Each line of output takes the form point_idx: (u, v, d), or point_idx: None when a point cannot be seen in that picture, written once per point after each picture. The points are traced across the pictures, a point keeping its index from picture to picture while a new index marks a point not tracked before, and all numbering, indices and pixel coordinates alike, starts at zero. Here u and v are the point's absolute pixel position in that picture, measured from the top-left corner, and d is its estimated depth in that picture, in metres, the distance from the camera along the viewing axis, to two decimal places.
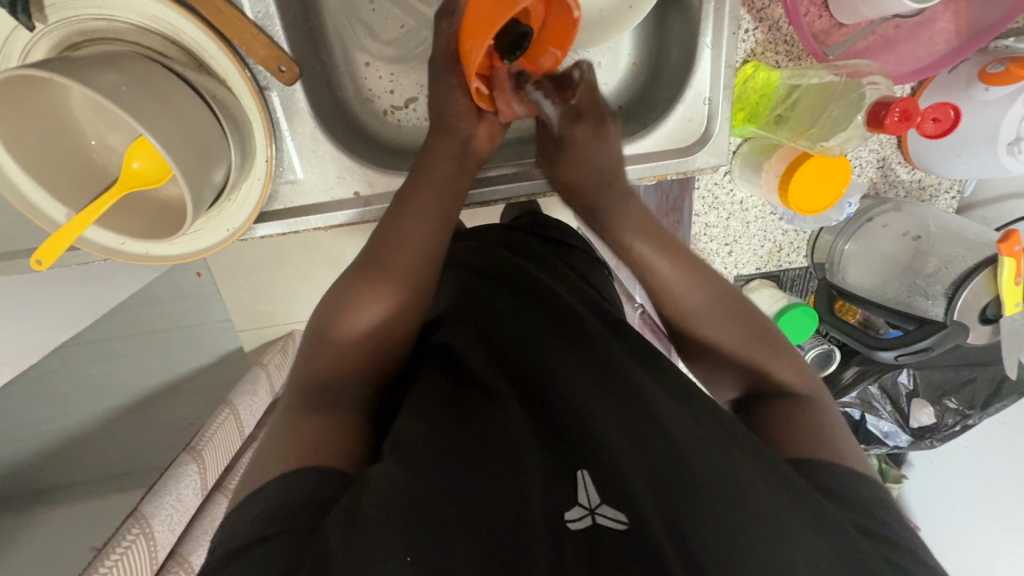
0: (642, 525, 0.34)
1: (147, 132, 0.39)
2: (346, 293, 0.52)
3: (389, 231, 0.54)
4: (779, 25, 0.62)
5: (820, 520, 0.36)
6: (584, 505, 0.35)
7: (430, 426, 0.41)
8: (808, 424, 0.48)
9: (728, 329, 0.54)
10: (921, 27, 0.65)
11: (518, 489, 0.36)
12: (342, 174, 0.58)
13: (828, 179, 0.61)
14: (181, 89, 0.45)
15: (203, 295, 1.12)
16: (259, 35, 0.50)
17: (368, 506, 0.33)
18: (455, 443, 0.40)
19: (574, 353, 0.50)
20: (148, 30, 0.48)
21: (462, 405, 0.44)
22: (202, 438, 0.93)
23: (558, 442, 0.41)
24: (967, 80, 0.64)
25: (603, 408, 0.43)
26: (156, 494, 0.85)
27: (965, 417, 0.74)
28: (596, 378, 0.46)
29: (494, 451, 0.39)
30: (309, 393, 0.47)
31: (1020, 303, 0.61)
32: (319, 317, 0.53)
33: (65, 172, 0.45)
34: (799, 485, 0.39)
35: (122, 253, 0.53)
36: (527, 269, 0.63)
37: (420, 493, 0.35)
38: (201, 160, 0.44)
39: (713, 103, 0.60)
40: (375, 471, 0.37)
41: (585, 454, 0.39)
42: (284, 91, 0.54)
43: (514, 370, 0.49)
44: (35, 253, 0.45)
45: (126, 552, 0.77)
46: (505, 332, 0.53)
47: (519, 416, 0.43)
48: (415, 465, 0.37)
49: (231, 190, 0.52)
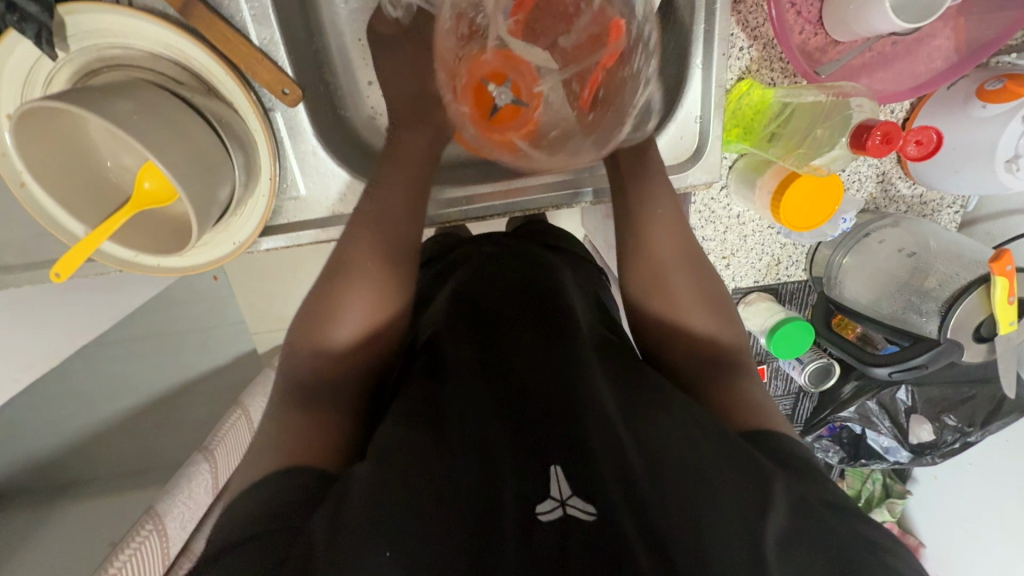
0: (609, 521, 0.36)
1: (156, 158, 0.42)
2: (331, 301, 0.54)
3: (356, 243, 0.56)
4: (773, 43, 0.63)
5: (793, 502, 0.36)
6: (555, 497, 0.38)
7: (403, 425, 0.43)
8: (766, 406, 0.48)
9: (694, 313, 0.56)
10: (919, 43, 0.65)
11: (490, 487, 0.38)
12: (344, 191, 0.61)
13: (818, 198, 0.61)
14: (189, 113, 0.47)
15: (220, 298, 1.19)
16: (263, 61, 0.52)
17: (344, 510, 0.35)
18: (426, 442, 0.41)
19: (544, 348, 0.51)
20: (160, 58, 0.51)
21: (432, 402, 0.46)
22: (215, 439, 0.98)
23: (520, 436, 0.43)
24: (964, 97, 0.64)
25: (560, 397, 0.45)
26: (170, 492, 0.88)
27: (965, 434, 0.73)
28: (557, 366, 0.48)
29: (467, 449, 0.41)
30: (297, 393, 0.49)
31: (1014, 322, 0.61)
32: (304, 316, 0.55)
33: (83, 191, 0.49)
34: (765, 460, 0.39)
35: (135, 265, 0.57)
36: (504, 266, 0.65)
37: (395, 489, 0.37)
38: (206, 180, 0.47)
39: (705, 120, 0.61)
40: (357, 470, 0.39)
41: (555, 450, 0.41)
42: (288, 112, 0.57)
43: (481, 363, 0.51)
44: (54, 267, 0.48)
45: (142, 545, 0.80)
46: (473, 327, 0.56)
47: (486, 409, 0.45)
48: (389, 462, 0.39)
49: (235, 206, 0.55)
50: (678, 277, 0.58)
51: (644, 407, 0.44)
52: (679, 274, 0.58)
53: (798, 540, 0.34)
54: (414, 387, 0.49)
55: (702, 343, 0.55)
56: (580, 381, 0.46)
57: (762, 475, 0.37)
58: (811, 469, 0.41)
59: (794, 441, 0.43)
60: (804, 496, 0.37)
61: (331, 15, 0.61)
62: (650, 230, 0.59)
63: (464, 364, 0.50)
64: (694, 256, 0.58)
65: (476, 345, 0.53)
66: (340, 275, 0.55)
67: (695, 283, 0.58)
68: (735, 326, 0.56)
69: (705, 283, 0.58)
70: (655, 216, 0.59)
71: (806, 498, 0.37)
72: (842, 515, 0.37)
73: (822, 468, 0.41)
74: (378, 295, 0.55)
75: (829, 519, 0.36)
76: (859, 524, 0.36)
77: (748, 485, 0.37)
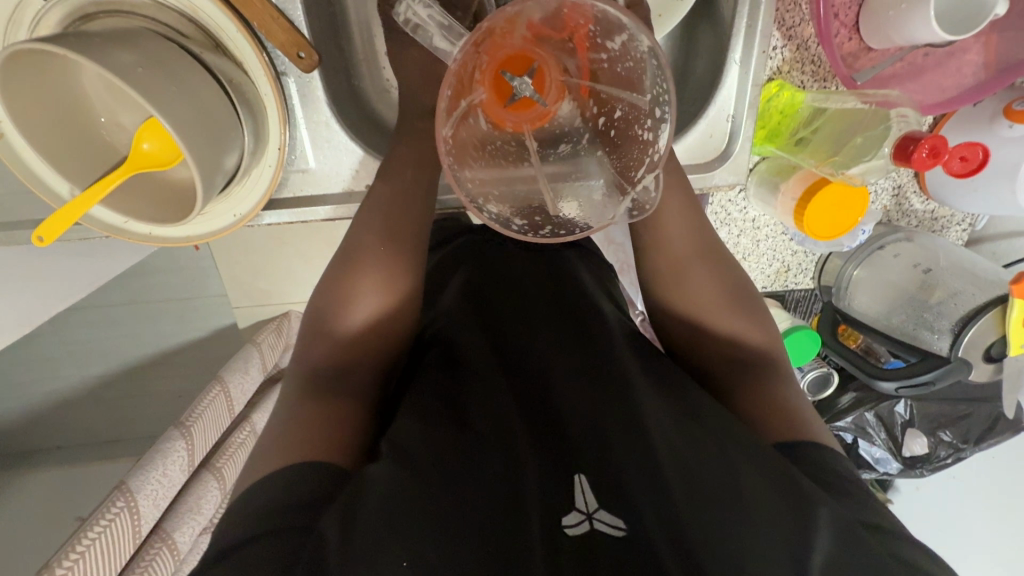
0: (639, 534, 0.35)
1: (159, 114, 0.38)
2: (340, 286, 0.52)
3: (362, 228, 0.54)
4: (808, 44, 0.61)
5: (834, 523, 0.35)
6: (582, 510, 0.36)
7: (421, 424, 0.41)
8: (795, 409, 0.47)
9: (714, 311, 0.54)
10: (950, 57, 0.64)
11: (513, 492, 0.36)
12: (356, 167, 0.57)
13: (845, 206, 0.60)
14: (197, 69, 0.43)
15: (199, 268, 1.14)
16: (280, 20, 0.48)
17: (359, 510, 0.33)
18: (447, 442, 0.40)
19: (570, 351, 0.49)
20: (164, 6, 0.46)
21: (454, 402, 0.44)
22: (191, 414, 0.94)
23: (544, 440, 0.41)
24: (990, 115, 0.64)
25: (585, 402, 0.44)
26: (143, 467, 0.85)
27: (958, 451, 0.74)
28: (580, 370, 0.47)
29: (487, 451, 0.39)
30: (310, 383, 0.47)
31: None
32: (316, 305, 0.53)
33: (74, 148, 0.44)
34: (804, 481, 0.37)
35: (124, 232, 0.53)
36: (517, 258, 0.62)
37: (416, 491, 0.35)
38: (214, 145, 0.43)
39: (737, 120, 0.59)
40: (374, 468, 0.37)
41: (586, 461, 0.39)
42: (301, 78, 0.52)
43: (500, 364, 0.49)
44: (36, 230, 0.43)
45: (112, 522, 0.77)
46: (489, 324, 0.54)
47: (507, 409, 0.43)
48: (409, 461, 0.37)
49: (239, 175, 0.51)
50: (708, 284, 0.56)
51: (673, 414, 0.43)
52: (705, 277, 0.56)
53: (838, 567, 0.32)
54: (433, 383, 0.47)
55: (725, 343, 0.53)
56: (607, 387, 0.45)
57: (798, 495, 0.36)
58: (853, 492, 0.39)
59: (831, 455, 0.42)
60: (848, 520, 0.35)
61: None
62: (674, 227, 0.57)
63: (481, 363, 0.49)
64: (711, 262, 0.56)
65: (497, 347, 0.51)
66: (351, 261, 0.53)
67: (715, 280, 0.56)
68: (761, 323, 0.54)
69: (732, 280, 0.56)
70: (673, 208, 0.56)
71: (850, 521, 0.35)
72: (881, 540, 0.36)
73: (859, 486, 0.40)
74: (386, 280, 0.52)
75: (869, 541, 0.34)
76: (896, 546, 0.35)
77: (785, 503, 0.35)
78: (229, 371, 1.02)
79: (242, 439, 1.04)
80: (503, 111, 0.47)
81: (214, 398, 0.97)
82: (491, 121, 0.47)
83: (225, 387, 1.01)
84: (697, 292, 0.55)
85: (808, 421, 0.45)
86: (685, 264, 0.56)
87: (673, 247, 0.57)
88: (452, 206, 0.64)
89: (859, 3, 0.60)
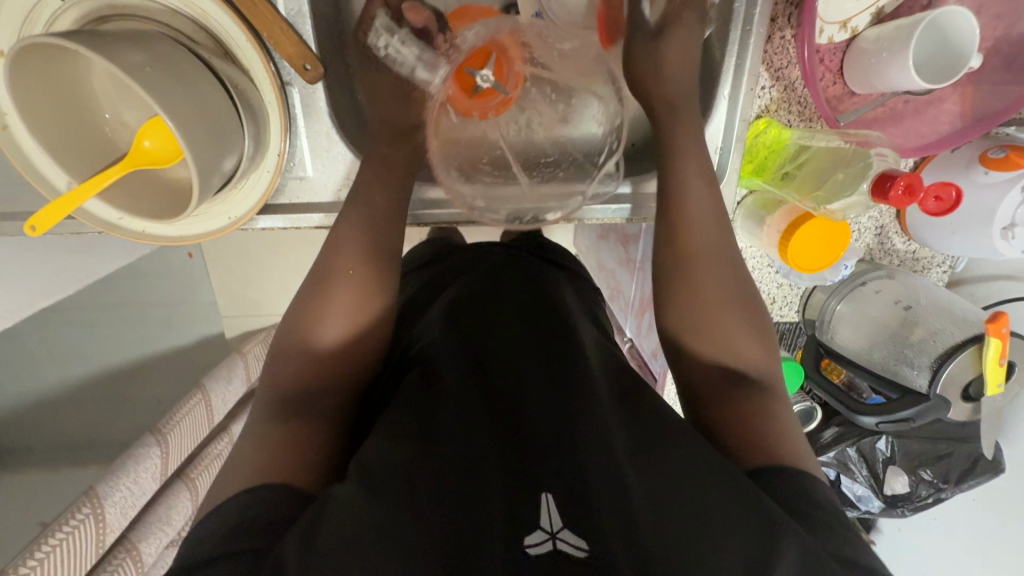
0: (603, 559, 0.33)
1: (160, 110, 0.39)
2: (311, 312, 0.52)
3: (341, 243, 0.55)
4: (795, 85, 0.64)
5: (806, 553, 0.33)
6: (546, 529, 0.36)
7: (391, 444, 0.41)
8: (784, 439, 0.46)
9: (718, 331, 0.54)
10: (928, 105, 0.67)
11: (478, 522, 0.35)
12: (352, 178, 0.58)
13: (828, 239, 0.62)
14: (204, 73, 0.45)
15: (192, 274, 1.15)
16: (289, 32, 0.49)
17: (319, 527, 0.33)
18: (414, 461, 0.39)
19: (545, 373, 0.49)
20: (178, 13, 0.48)
21: (425, 420, 0.44)
22: (168, 421, 0.93)
23: (514, 461, 0.41)
24: (967, 162, 0.66)
25: (556, 423, 0.43)
26: (114, 473, 0.82)
27: (938, 490, 0.74)
28: (556, 393, 0.46)
29: (455, 478, 0.38)
30: (279, 405, 0.47)
31: (1001, 384, 0.62)
32: (291, 322, 0.53)
33: (76, 142, 0.45)
34: (772, 505, 0.36)
35: (117, 228, 0.53)
36: (500, 279, 0.63)
37: (379, 510, 0.35)
38: (213, 145, 0.44)
39: (725, 152, 0.62)
40: (339, 487, 0.37)
41: (553, 479, 0.39)
42: (305, 89, 0.54)
43: (476, 387, 0.49)
44: (30, 218, 0.44)
45: (70, 534, 0.74)
46: (468, 344, 0.54)
47: (479, 435, 0.43)
48: (374, 480, 0.37)
49: (237, 179, 0.52)
50: (696, 305, 0.55)
51: (647, 443, 0.42)
52: (694, 296, 0.55)
53: None
54: (406, 401, 0.47)
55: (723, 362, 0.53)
56: (583, 411, 0.44)
57: (772, 522, 0.34)
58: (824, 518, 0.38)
59: (808, 483, 0.41)
60: (818, 549, 0.33)
61: None
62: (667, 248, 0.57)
63: (457, 384, 0.48)
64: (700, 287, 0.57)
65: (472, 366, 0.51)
66: (330, 278, 0.53)
67: (720, 293, 0.55)
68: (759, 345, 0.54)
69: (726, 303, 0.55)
70: (663, 233, 0.57)
71: (817, 546, 0.34)
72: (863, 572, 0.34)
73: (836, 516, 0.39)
74: (353, 306, 0.53)
75: (837, 569, 0.33)
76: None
77: (750, 528, 0.34)
78: (211, 380, 1.02)
79: (219, 450, 1.03)
80: (468, 102, 0.60)
81: (193, 407, 0.97)
82: (460, 110, 0.60)
83: (207, 395, 1.00)
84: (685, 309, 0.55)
85: (796, 452, 0.45)
86: (675, 283, 0.56)
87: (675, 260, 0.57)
88: (444, 222, 0.64)
89: (845, 50, 0.63)
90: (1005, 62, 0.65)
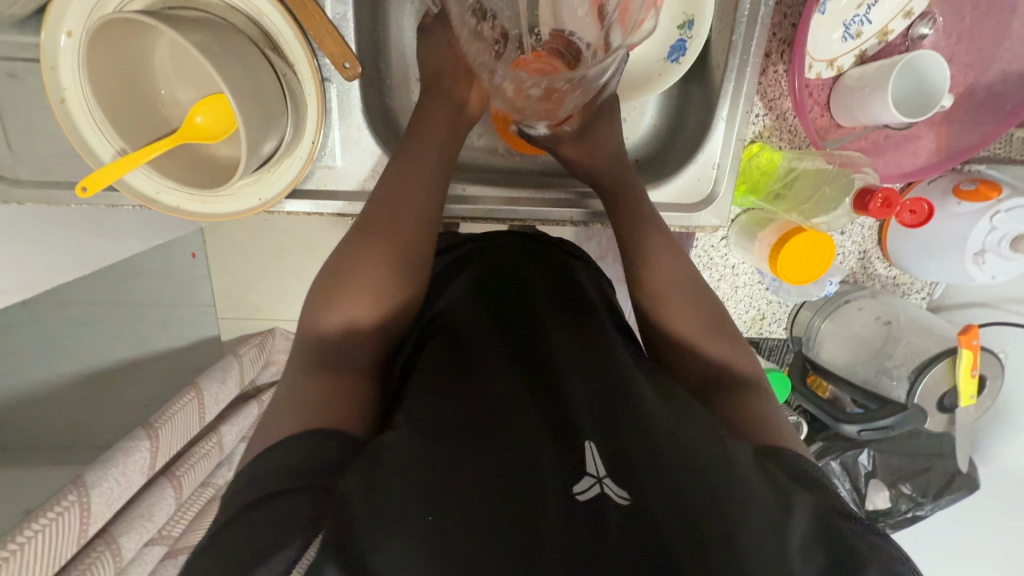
0: (643, 505, 0.36)
1: (227, 89, 0.44)
2: (350, 271, 0.53)
3: (379, 202, 0.56)
4: (786, 115, 0.70)
5: (811, 512, 0.38)
6: (591, 474, 0.38)
7: (434, 401, 0.44)
8: (773, 426, 0.49)
9: (706, 337, 0.57)
10: (907, 140, 0.73)
11: (526, 461, 0.38)
12: (376, 170, 0.62)
13: (816, 253, 0.66)
14: (259, 60, 0.49)
15: (194, 275, 1.18)
16: (333, 32, 0.54)
17: (379, 473, 0.35)
18: (458, 422, 0.41)
19: (572, 350, 0.52)
20: (235, 9, 0.53)
21: (462, 385, 0.46)
22: (161, 417, 0.94)
23: (552, 421, 0.43)
24: (942, 193, 0.71)
25: (588, 392, 0.46)
26: (102, 463, 0.82)
27: (917, 504, 0.78)
28: (584, 365, 0.50)
29: (498, 428, 0.41)
30: (318, 356, 0.49)
31: (973, 396, 0.68)
32: (325, 274, 0.54)
33: (133, 114, 0.50)
34: (782, 480, 0.41)
35: (155, 202, 0.56)
36: (524, 263, 0.66)
37: (433, 461, 0.37)
38: (264, 124, 0.49)
39: (721, 169, 0.67)
40: (388, 438, 0.39)
41: (589, 433, 0.41)
42: (342, 86, 0.59)
43: (509, 354, 0.52)
44: (80, 181, 0.48)
45: (56, 519, 0.73)
46: (499, 318, 0.57)
47: (517, 393, 0.46)
48: (424, 436, 0.39)
49: (272, 161, 0.56)
50: (699, 302, 0.59)
51: (668, 410, 0.45)
52: (692, 297, 0.59)
53: (816, 546, 0.35)
54: (441, 367, 0.49)
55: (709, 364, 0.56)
56: (610, 380, 0.48)
57: (780, 487, 0.39)
58: (827, 486, 0.42)
59: (804, 460, 0.45)
60: (826, 513, 0.38)
61: (396, 10, 0.65)
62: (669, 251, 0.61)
63: (492, 352, 0.51)
64: (698, 286, 0.60)
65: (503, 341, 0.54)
66: (364, 233, 0.54)
67: (701, 306, 0.59)
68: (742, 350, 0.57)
69: (719, 307, 0.59)
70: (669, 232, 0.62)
71: (826, 511, 0.38)
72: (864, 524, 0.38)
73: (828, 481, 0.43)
74: (394, 268, 0.53)
75: (842, 526, 0.37)
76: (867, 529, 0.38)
77: (772, 493, 0.38)
78: (206, 379, 1.03)
79: (205, 451, 1.03)
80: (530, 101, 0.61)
81: (186, 403, 0.98)
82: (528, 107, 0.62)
83: (200, 394, 1.02)
84: (687, 302, 0.58)
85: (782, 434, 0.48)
86: (682, 280, 0.59)
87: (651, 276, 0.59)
88: (457, 218, 0.67)
89: (831, 86, 0.70)
90: (975, 106, 0.72)
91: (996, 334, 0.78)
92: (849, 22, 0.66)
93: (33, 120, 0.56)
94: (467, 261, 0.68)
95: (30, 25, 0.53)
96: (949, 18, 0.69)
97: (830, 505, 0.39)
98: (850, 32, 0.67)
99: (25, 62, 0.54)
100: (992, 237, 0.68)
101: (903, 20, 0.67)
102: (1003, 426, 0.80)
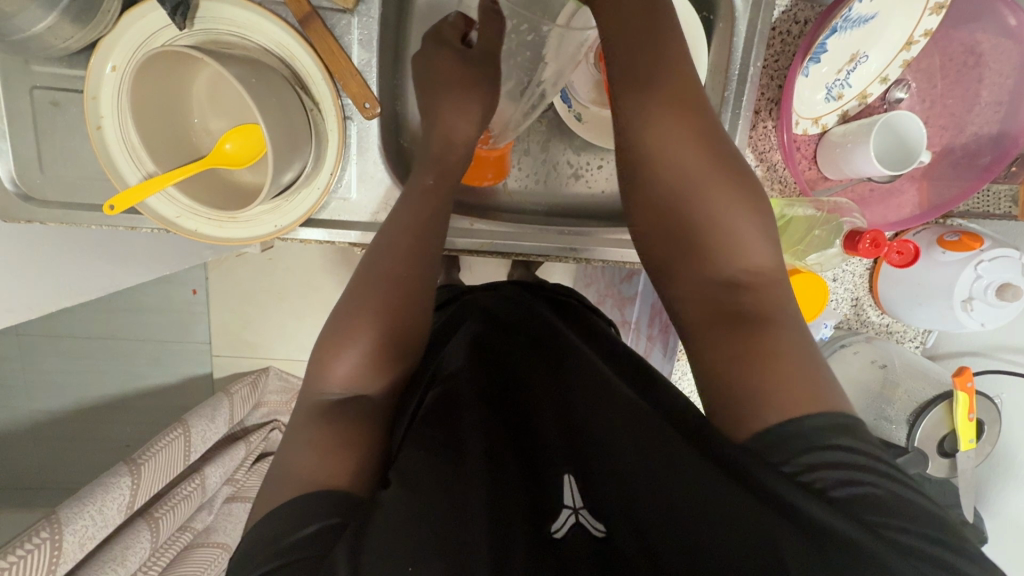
0: (613, 537, 0.41)
1: (260, 117, 0.48)
2: (342, 328, 0.51)
3: (384, 227, 0.55)
4: (776, 166, 0.74)
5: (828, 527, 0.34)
6: (568, 505, 0.43)
7: (422, 453, 0.44)
8: (797, 363, 0.43)
9: (742, 239, 0.50)
10: (891, 194, 0.78)
11: (508, 522, 0.39)
12: (384, 203, 0.64)
13: (812, 294, 0.69)
14: (290, 95, 0.53)
15: (192, 313, 1.19)
16: (357, 76, 0.58)
17: (369, 531, 0.36)
18: (446, 467, 0.43)
19: (551, 389, 0.53)
20: (269, 51, 0.57)
21: (449, 431, 0.47)
22: (144, 453, 0.90)
23: (528, 471, 0.46)
24: (927, 243, 0.74)
25: (566, 432, 0.48)
26: (79, 500, 0.78)
27: None
28: (566, 405, 0.51)
29: (488, 478, 0.42)
30: (322, 413, 0.47)
31: (973, 440, 0.68)
32: (341, 311, 0.52)
33: (165, 140, 0.53)
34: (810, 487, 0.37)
35: (174, 226, 0.58)
36: (520, 306, 0.69)
37: (423, 511, 0.38)
38: (288, 151, 0.52)
39: None
40: (384, 494, 0.40)
41: (569, 464, 0.46)
42: (362, 124, 0.62)
43: (495, 400, 0.53)
44: (109, 199, 0.52)
45: (28, 554, 0.69)
46: (490, 368, 0.58)
47: (500, 443, 0.47)
48: (413, 487, 0.40)
49: (291, 191, 0.58)
50: (729, 203, 0.51)
51: (665, 413, 0.45)
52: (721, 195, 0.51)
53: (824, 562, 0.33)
54: (430, 415, 0.50)
55: (739, 266, 0.50)
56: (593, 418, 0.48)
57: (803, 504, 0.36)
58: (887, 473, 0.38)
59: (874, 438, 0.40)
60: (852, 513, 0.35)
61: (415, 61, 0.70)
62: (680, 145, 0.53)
63: (481, 401, 0.52)
64: (720, 176, 0.52)
65: (489, 384, 0.55)
66: (368, 265, 0.53)
67: (736, 202, 0.51)
68: (771, 246, 0.51)
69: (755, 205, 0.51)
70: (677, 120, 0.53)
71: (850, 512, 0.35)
72: (903, 483, 0.37)
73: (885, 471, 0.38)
74: (387, 303, 0.51)
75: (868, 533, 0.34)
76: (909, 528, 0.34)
77: (777, 514, 0.36)
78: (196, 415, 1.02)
79: (187, 492, 1.00)
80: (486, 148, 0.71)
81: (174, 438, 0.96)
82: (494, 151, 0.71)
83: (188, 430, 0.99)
84: (705, 201, 0.51)
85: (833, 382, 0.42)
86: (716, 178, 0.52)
87: (698, 181, 0.52)
88: (467, 251, 0.70)
89: (818, 141, 0.75)
90: (952, 163, 0.76)
91: (991, 380, 0.79)
92: (831, 85, 0.72)
93: (68, 146, 0.59)
94: (464, 311, 0.70)
95: (77, 59, 0.57)
96: (923, 84, 0.74)
97: (873, 511, 0.35)
98: (832, 94, 0.72)
99: (68, 92, 0.58)
100: (977, 285, 0.70)
101: (881, 84, 0.72)
102: (1005, 476, 0.79)
